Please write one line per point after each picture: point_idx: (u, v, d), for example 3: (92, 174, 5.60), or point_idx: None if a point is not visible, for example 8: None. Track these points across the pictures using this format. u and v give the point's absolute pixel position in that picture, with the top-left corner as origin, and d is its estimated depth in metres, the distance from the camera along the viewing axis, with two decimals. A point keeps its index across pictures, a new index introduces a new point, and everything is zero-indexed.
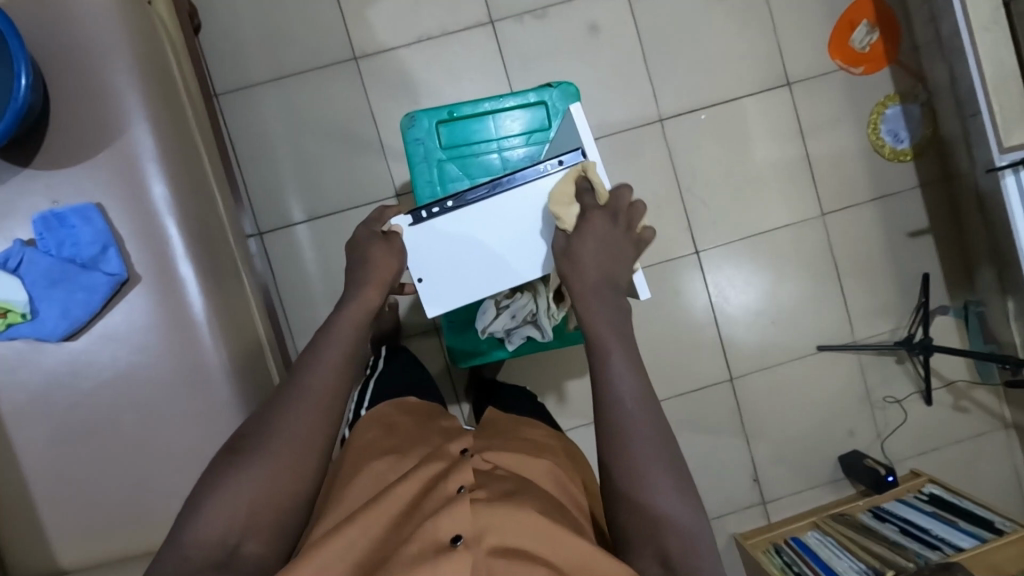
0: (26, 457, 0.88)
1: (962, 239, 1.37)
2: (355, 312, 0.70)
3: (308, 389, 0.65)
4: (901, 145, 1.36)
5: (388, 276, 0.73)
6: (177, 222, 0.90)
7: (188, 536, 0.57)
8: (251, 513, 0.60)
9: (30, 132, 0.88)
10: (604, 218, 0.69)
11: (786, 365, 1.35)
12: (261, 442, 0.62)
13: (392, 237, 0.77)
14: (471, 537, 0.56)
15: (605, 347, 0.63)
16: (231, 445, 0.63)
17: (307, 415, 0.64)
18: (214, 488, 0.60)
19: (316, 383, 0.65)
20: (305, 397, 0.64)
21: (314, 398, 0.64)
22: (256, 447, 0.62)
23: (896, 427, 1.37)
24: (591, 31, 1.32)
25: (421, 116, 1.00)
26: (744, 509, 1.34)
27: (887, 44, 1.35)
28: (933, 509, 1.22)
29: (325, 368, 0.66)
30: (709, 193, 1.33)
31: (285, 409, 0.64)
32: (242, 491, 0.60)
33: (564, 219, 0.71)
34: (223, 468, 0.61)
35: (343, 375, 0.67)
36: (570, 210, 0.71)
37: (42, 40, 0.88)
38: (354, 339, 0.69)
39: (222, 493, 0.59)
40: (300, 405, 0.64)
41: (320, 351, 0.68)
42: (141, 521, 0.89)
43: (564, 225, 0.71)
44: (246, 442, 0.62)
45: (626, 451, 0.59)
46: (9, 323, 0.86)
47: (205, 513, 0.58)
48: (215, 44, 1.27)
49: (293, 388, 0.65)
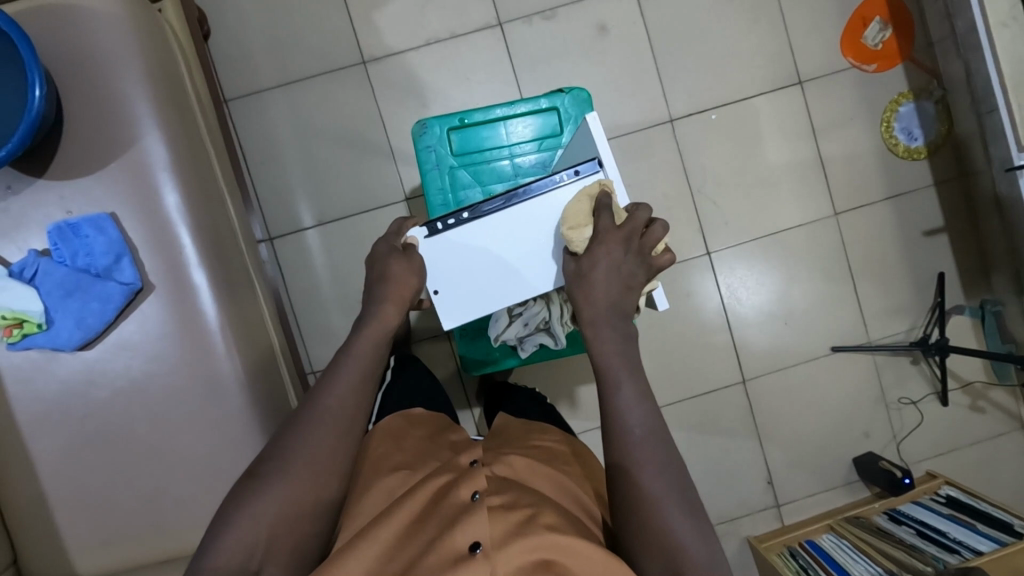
0: (41, 464, 0.89)
1: (978, 237, 1.35)
2: (368, 326, 0.71)
3: (323, 410, 0.66)
4: (915, 143, 1.34)
5: (404, 289, 0.74)
6: (189, 230, 0.91)
7: (210, 560, 0.57)
8: (271, 531, 0.60)
9: (43, 143, 0.88)
10: (620, 240, 0.68)
11: (798, 366, 1.34)
12: (279, 462, 0.62)
13: (411, 250, 0.77)
14: (490, 543, 0.55)
15: (610, 363, 0.64)
16: (249, 469, 0.63)
17: (320, 434, 0.64)
18: (233, 508, 0.59)
19: (331, 402, 0.66)
20: (318, 417, 0.65)
21: (326, 416, 0.65)
22: (274, 468, 0.62)
23: (912, 428, 1.36)
24: (600, 31, 1.31)
25: (432, 123, 1.00)
26: (757, 511, 1.33)
27: (899, 41, 1.34)
28: (950, 512, 1.21)
29: (338, 382, 0.67)
30: (720, 193, 1.32)
31: (297, 427, 0.65)
32: (262, 511, 0.59)
33: (575, 242, 0.70)
34: (242, 492, 0.61)
35: (355, 391, 0.68)
36: (582, 234, 0.70)
37: (55, 50, 0.88)
38: (371, 352, 0.70)
39: (242, 515, 0.59)
40: (314, 424, 0.65)
41: (334, 364, 0.69)
42: (157, 528, 0.90)
43: (574, 248, 0.71)
44: (263, 463, 0.62)
45: (630, 465, 0.58)
46: (25, 334, 0.87)
47: (223, 537, 0.58)
48: (223, 50, 1.28)
49: (307, 412, 0.66)
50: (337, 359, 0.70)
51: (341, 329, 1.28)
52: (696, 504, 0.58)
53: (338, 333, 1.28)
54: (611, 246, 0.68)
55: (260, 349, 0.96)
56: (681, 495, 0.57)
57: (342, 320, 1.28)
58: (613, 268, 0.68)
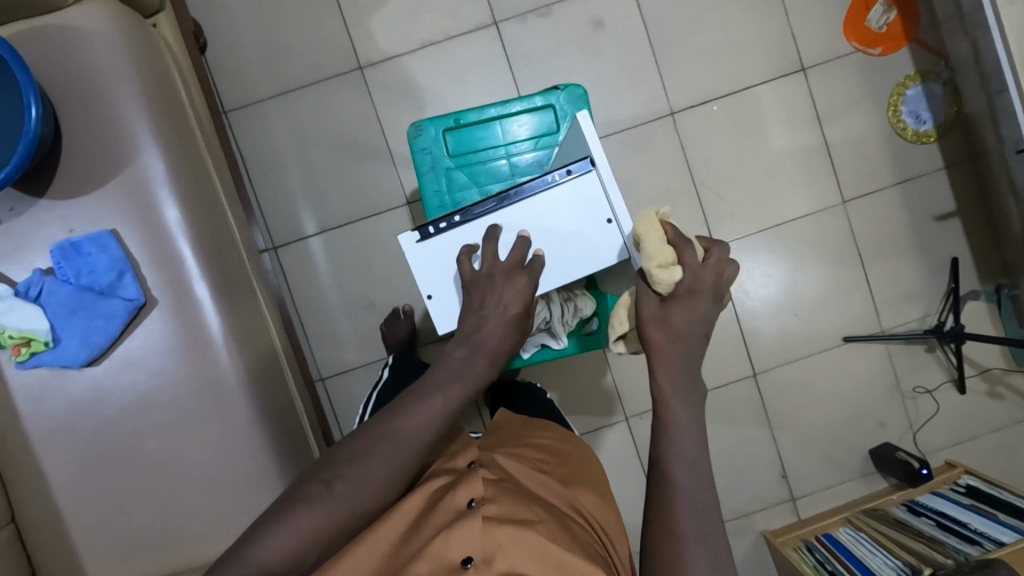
0: (53, 481, 0.90)
1: (992, 221, 1.32)
2: (438, 369, 0.67)
3: (400, 434, 0.61)
4: (923, 127, 1.32)
5: (509, 318, 0.69)
6: (190, 243, 0.91)
7: (254, 555, 0.52)
8: (322, 537, 0.55)
9: (43, 163, 0.89)
10: (708, 288, 0.61)
11: (811, 357, 1.32)
12: (352, 475, 0.58)
13: (531, 268, 0.74)
14: (482, 559, 0.52)
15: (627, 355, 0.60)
16: (320, 477, 0.58)
17: (396, 456, 0.60)
18: (292, 504, 0.56)
19: (413, 428, 0.61)
20: (401, 443, 0.60)
21: (399, 441, 0.60)
22: (350, 485, 0.58)
23: (928, 418, 1.33)
24: (596, 26, 1.29)
25: (427, 125, 1.00)
26: (771, 506, 1.32)
27: (904, 22, 1.31)
28: (970, 502, 1.18)
29: (415, 406, 0.63)
30: (724, 184, 1.31)
31: (369, 440, 0.60)
32: (319, 516, 0.55)
33: (662, 282, 0.61)
34: (311, 496, 0.56)
35: (439, 418, 0.63)
36: (672, 273, 0.60)
37: (51, 73, 0.89)
38: (461, 383, 0.65)
39: (301, 515, 0.55)
40: (395, 453, 0.60)
41: (414, 394, 0.64)
42: (169, 540, 0.91)
43: (660, 289, 0.61)
44: (339, 476, 0.58)
45: None
46: (32, 353, 0.88)
47: (272, 529, 0.54)
48: (221, 62, 1.28)
49: (386, 432, 0.61)
50: (426, 386, 0.65)
51: (347, 335, 1.29)
52: (695, 500, 0.55)
53: (344, 338, 1.29)
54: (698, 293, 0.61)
55: (262, 358, 0.96)
56: (698, 484, 0.55)
57: (349, 325, 1.29)
58: (695, 318, 0.61)
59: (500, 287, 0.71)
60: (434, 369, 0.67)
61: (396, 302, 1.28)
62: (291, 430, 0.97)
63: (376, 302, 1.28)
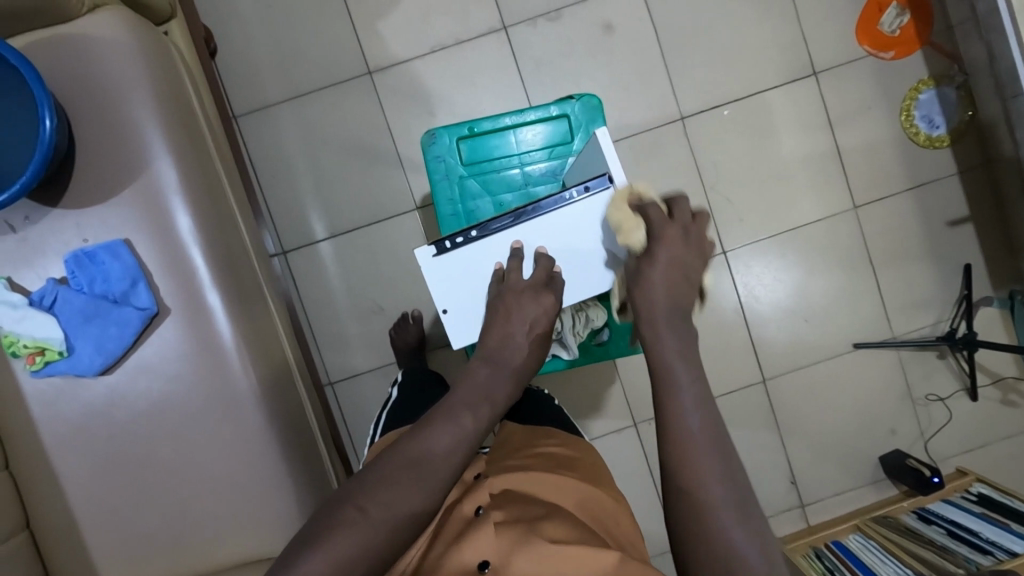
0: (69, 486, 0.91)
1: (1006, 226, 1.31)
2: (463, 389, 0.66)
3: (427, 459, 0.59)
4: (936, 132, 1.30)
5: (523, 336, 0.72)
6: (203, 251, 0.92)
7: None
8: (357, 564, 0.53)
9: (58, 173, 0.90)
10: (678, 233, 0.63)
11: (821, 363, 1.32)
12: (384, 497, 0.56)
13: (556, 288, 0.76)
14: (498, 560, 0.53)
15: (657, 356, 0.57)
16: (352, 501, 0.56)
17: (425, 482, 0.58)
18: (325, 531, 0.53)
19: (443, 453, 0.60)
20: (429, 464, 0.59)
21: (430, 465, 0.58)
22: (382, 508, 0.55)
23: (940, 425, 1.32)
24: (606, 29, 1.29)
25: (441, 133, 1.00)
26: (780, 511, 1.32)
27: (917, 26, 1.30)
28: (981, 510, 1.17)
29: (439, 425, 0.61)
30: (735, 189, 1.30)
31: (396, 461, 0.58)
32: (354, 542, 0.53)
33: (631, 239, 0.64)
34: (345, 521, 0.54)
35: (469, 441, 0.62)
36: (637, 230, 0.64)
37: (65, 82, 0.89)
38: (489, 403, 0.65)
39: (335, 541, 0.52)
40: (425, 475, 0.58)
41: (431, 418, 0.63)
42: (183, 545, 0.92)
43: (632, 245, 0.64)
44: (371, 500, 0.56)
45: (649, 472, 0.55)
46: (47, 361, 0.89)
47: (306, 558, 0.51)
48: (231, 67, 1.29)
49: (415, 455, 0.59)
50: (451, 404, 0.64)
51: (356, 339, 1.29)
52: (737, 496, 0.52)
53: (354, 343, 1.29)
54: (672, 239, 0.62)
55: (274, 365, 0.97)
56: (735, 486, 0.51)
57: (358, 329, 1.29)
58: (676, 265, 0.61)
59: (528, 305, 0.74)
60: (457, 389, 0.66)
61: (404, 307, 1.29)
62: (303, 436, 0.98)
63: (384, 306, 1.29)
